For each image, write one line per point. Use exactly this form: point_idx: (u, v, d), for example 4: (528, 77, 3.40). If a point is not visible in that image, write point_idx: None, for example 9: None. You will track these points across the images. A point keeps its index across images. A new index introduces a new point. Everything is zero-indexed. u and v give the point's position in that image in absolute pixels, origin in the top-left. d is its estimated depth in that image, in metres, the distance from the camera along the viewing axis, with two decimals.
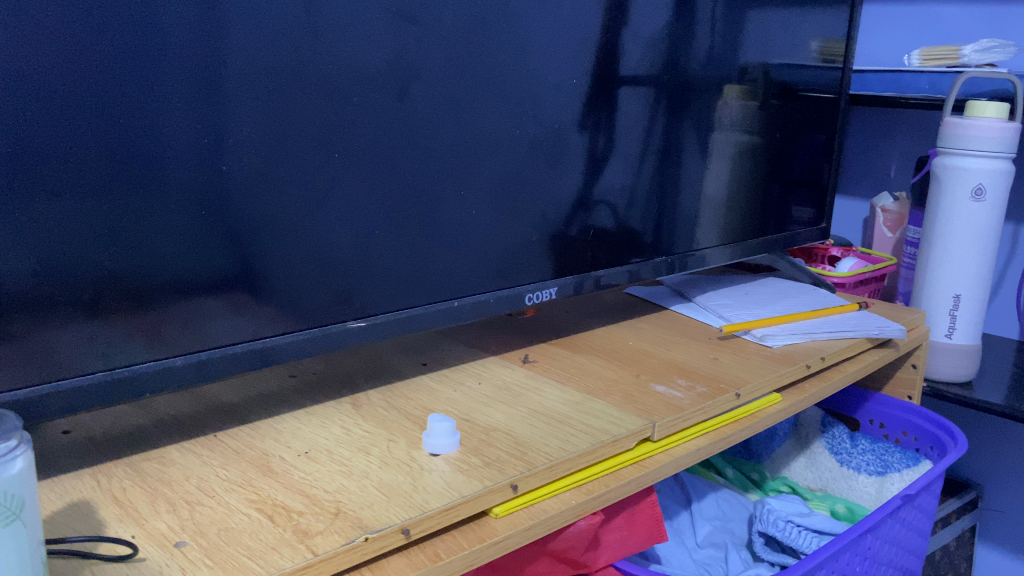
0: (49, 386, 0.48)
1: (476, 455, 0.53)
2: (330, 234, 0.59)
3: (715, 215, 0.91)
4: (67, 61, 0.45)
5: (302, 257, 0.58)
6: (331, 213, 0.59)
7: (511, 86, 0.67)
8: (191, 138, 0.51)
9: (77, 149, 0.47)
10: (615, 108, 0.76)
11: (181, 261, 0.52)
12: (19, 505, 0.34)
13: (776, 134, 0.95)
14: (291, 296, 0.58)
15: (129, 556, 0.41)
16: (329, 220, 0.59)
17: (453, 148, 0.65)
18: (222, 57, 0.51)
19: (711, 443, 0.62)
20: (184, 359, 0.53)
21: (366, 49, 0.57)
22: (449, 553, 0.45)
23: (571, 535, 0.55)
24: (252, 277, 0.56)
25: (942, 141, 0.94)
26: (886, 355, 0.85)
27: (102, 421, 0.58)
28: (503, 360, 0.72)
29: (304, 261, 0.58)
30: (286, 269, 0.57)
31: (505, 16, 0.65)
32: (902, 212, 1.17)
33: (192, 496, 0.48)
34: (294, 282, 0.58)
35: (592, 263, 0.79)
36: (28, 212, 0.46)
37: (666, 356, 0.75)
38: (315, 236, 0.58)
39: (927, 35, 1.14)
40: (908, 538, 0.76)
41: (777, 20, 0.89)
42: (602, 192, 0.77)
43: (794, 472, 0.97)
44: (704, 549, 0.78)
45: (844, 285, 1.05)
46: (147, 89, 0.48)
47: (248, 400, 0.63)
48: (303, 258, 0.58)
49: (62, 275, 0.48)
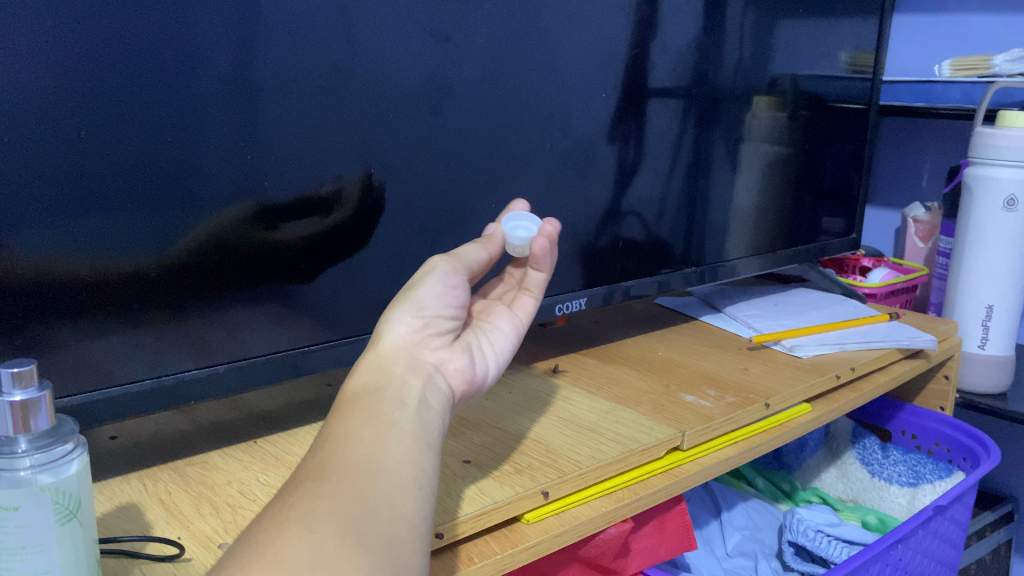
0: (100, 393, 0.51)
1: (508, 462, 0.55)
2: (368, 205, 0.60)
3: (745, 226, 0.91)
4: (119, 84, 0.48)
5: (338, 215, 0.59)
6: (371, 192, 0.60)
7: (541, 100, 0.68)
8: (232, 153, 0.53)
9: (126, 164, 0.49)
10: (644, 121, 0.76)
11: (224, 256, 0.54)
12: (75, 505, 0.36)
13: (806, 145, 0.95)
14: (340, 246, 0.60)
15: (176, 556, 0.43)
16: (367, 193, 0.60)
17: (485, 160, 0.66)
18: (261, 77, 0.53)
19: (740, 453, 0.63)
20: (226, 366, 0.55)
21: (402, 65, 0.59)
22: (482, 557, 0.47)
23: (601, 541, 0.55)
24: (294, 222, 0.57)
25: (973, 151, 0.94)
26: (920, 365, 0.85)
27: (146, 428, 0.60)
28: (533, 370, 0.73)
29: (350, 232, 0.60)
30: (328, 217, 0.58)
31: (536, 33, 0.66)
32: (934, 222, 1.16)
33: (234, 499, 0.49)
34: (341, 232, 0.59)
35: (621, 274, 0.80)
36: (83, 224, 0.48)
37: (697, 366, 0.76)
38: (358, 213, 0.60)
39: (958, 45, 1.14)
40: (941, 548, 0.76)
41: (806, 31, 0.90)
42: (631, 203, 0.78)
43: (825, 483, 0.96)
44: (734, 558, 0.78)
45: (875, 295, 1.04)
46: (191, 107, 0.50)
47: (285, 408, 0.64)
48: (350, 225, 0.60)
49: (112, 284, 0.50)
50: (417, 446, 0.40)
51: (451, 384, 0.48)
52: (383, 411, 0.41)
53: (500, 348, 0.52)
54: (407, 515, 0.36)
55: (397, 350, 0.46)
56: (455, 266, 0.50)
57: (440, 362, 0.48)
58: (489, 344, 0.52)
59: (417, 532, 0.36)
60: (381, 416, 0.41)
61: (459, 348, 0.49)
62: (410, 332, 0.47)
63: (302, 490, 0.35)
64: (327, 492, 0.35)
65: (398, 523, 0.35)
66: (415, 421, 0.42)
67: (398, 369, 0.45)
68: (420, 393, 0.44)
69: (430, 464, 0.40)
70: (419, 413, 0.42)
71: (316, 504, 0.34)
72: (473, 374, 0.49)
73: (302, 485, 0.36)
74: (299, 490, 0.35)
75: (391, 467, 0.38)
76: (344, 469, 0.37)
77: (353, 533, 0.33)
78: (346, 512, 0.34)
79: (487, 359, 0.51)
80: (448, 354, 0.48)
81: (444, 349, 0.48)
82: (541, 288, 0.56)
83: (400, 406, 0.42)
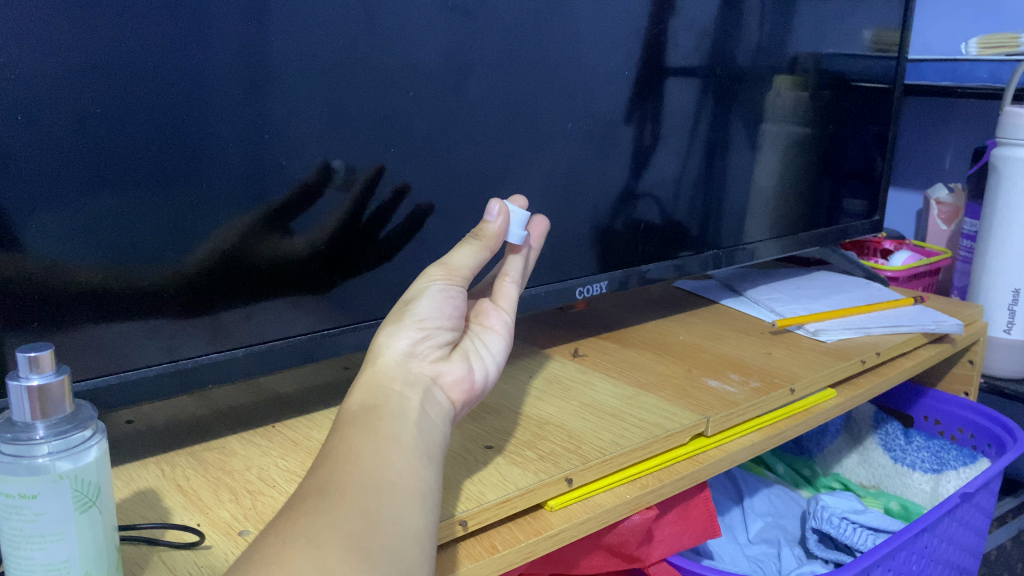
0: (116, 376, 0.50)
1: (530, 448, 0.54)
2: (360, 198, 0.58)
3: (766, 207, 0.90)
4: (133, 59, 0.46)
5: (342, 224, 0.58)
6: (357, 178, 0.57)
7: (562, 79, 0.67)
8: (243, 130, 0.51)
9: (139, 144, 0.47)
10: (664, 101, 0.75)
11: (234, 265, 0.53)
12: (95, 492, 0.35)
13: (828, 126, 0.93)
14: (334, 251, 0.58)
15: (197, 544, 0.42)
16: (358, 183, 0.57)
17: (505, 142, 0.65)
18: (273, 55, 0.51)
19: (766, 439, 0.61)
20: (245, 350, 0.54)
21: (423, 44, 0.58)
22: (506, 546, 0.46)
23: (625, 529, 0.54)
24: (292, 227, 0.55)
25: (998, 132, 0.92)
26: (944, 351, 0.83)
27: (164, 412, 0.60)
28: (553, 354, 0.72)
29: (345, 240, 0.58)
30: (319, 219, 0.56)
31: (558, 10, 0.65)
32: (957, 205, 1.14)
33: (254, 485, 0.48)
34: (335, 239, 0.57)
35: (640, 258, 0.78)
36: (96, 206, 0.47)
37: (719, 350, 0.74)
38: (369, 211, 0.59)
39: (985, 23, 1.12)
40: (966, 537, 0.74)
41: (829, 8, 0.88)
42: (650, 184, 0.77)
43: (847, 469, 0.95)
44: (756, 545, 0.77)
45: (897, 279, 1.03)
46: (204, 84, 0.49)
47: (302, 392, 0.63)
48: (350, 225, 0.58)
49: (127, 268, 0.49)
50: (418, 460, 0.39)
51: (450, 396, 0.47)
52: (383, 427, 0.40)
53: (496, 350, 0.51)
54: (410, 530, 0.35)
55: (396, 365, 0.45)
56: (456, 276, 0.48)
57: (439, 374, 0.46)
58: (487, 348, 0.51)
59: (422, 545, 0.35)
60: (382, 433, 0.40)
61: (458, 357, 0.48)
62: (411, 346, 0.46)
63: (305, 506, 0.34)
64: (330, 508, 0.34)
65: (401, 538, 0.34)
66: (415, 435, 0.41)
67: (396, 385, 0.44)
68: (421, 406, 0.43)
69: (432, 480, 0.39)
70: (419, 425, 0.42)
71: (318, 520, 0.33)
72: (472, 382, 0.48)
73: (304, 500, 0.35)
74: (302, 506, 0.34)
75: (394, 483, 0.37)
76: (350, 485, 0.35)
77: (356, 547, 0.32)
78: (350, 528, 0.33)
79: (487, 363, 0.50)
80: (447, 366, 0.47)
81: (443, 361, 0.47)
82: (519, 273, 0.54)
83: (399, 420, 0.41)
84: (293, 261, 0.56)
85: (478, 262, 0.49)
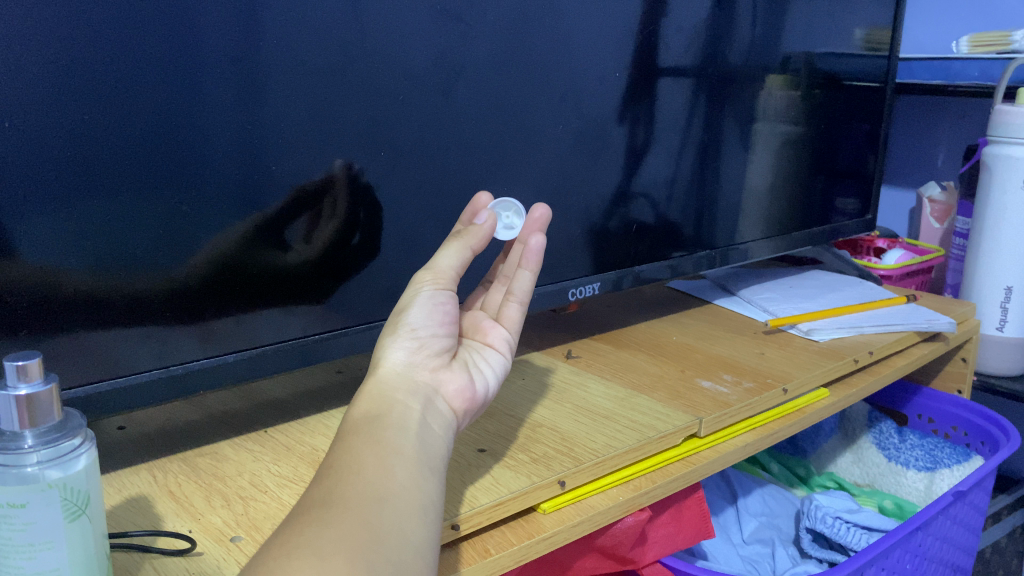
0: (106, 383, 0.50)
1: (523, 451, 0.54)
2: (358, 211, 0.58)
3: (759, 207, 0.90)
4: (121, 64, 0.46)
5: (335, 236, 0.58)
6: (360, 194, 0.58)
7: (553, 80, 0.67)
8: (234, 135, 0.51)
9: (127, 149, 0.47)
10: (655, 101, 0.75)
11: (233, 276, 0.53)
12: (84, 501, 0.35)
13: (821, 126, 0.94)
14: (330, 261, 0.58)
15: (187, 550, 0.42)
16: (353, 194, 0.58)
17: (497, 144, 0.65)
18: (263, 60, 0.51)
19: (759, 439, 0.62)
20: (236, 356, 0.54)
21: (414, 48, 0.58)
22: (499, 549, 0.46)
23: (618, 531, 0.54)
24: (286, 240, 0.55)
25: (990, 130, 0.92)
26: (937, 349, 0.83)
27: (156, 418, 0.60)
28: (546, 356, 0.72)
29: (341, 256, 0.59)
30: (314, 231, 0.57)
31: (549, 12, 0.65)
32: (950, 203, 1.14)
33: (245, 491, 0.48)
34: (331, 252, 0.58)
35: (634, 258, 0.78)
36: (86, 212, 0.47)
37: (712, 351, 0.74)
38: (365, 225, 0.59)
39: (976, 22, 1.12)
40: (960, 535, 0.74)
41: (821, 8, 0.88)
42: (642, 185, 0.77)
43: (840, 468, 0.95)
44: (750, 546, 0.77)
45: (890, 277, 1.03)
46: (193, 88, 0.49)
47: (294, 396, 0.63)
48: (345, 235, 0.58)
49: (117, 275, 0.49)
50: (420, 472, 0.39)
51: (452, 405, 0.47)
52: (386, 438, 0.40)
53: (497, 365, 0.52)
54: (413, 543, 0.35)
55: (397, 375, 0.45)
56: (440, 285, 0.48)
57: (440, 384, 0.47)
58: (486, 361, 0.51)
59: (424, 558, 0.35)
60: (384, 445, 0.40)
61: (457, 367, 0.48)
62: (409, 356, 0.47)
63: (308, 518, 0.34)
64: (334, 520, 0.34)
65: (403, 551, 0.34)
66: (416, 446, 0.41)
67: (399, 394, 0.44)
68: (422, 415, 0.43)
69: (434, 491, 0.39)
70: (422, 436, 0.42)
71: (325, 531, 0.33)
72: (474, 391, 0.48)
73: (307, 511, 0.34)
74: (306, 517, 0.34)
75: (396, 495, 0.37)
76: (352, 497, 0.35)
77: (361, 559, 0.32)
78: (354, 540, 0.33)
79: (487, 376, 0.50)
80: (447, 375, 0.47)
81: (442, 370, 0.47)
82: (525, 293, 0.54)
83: (403, 432, 0.41)
84: (289, 272, 0.56)
85: (462, 261, 0.49)
